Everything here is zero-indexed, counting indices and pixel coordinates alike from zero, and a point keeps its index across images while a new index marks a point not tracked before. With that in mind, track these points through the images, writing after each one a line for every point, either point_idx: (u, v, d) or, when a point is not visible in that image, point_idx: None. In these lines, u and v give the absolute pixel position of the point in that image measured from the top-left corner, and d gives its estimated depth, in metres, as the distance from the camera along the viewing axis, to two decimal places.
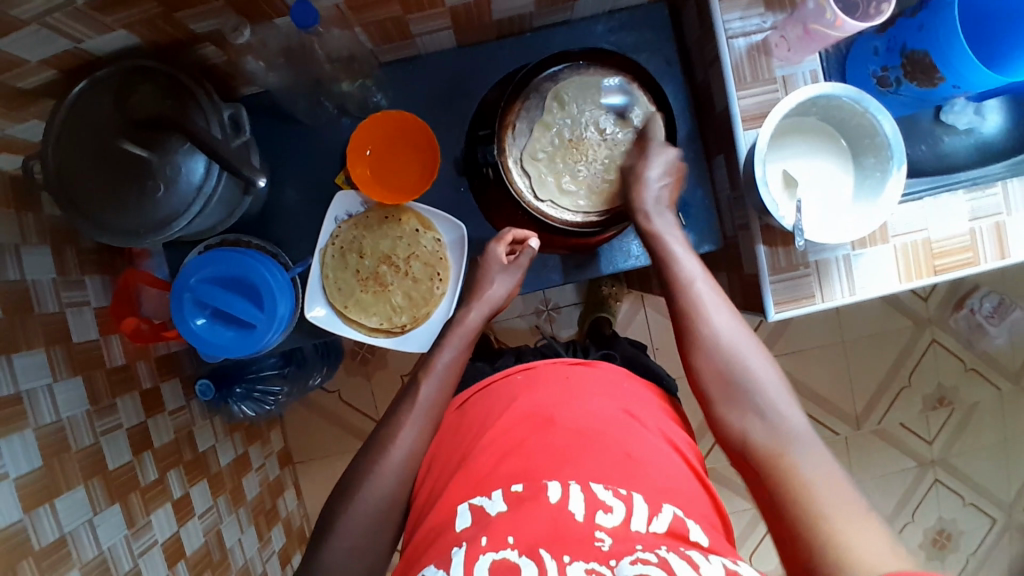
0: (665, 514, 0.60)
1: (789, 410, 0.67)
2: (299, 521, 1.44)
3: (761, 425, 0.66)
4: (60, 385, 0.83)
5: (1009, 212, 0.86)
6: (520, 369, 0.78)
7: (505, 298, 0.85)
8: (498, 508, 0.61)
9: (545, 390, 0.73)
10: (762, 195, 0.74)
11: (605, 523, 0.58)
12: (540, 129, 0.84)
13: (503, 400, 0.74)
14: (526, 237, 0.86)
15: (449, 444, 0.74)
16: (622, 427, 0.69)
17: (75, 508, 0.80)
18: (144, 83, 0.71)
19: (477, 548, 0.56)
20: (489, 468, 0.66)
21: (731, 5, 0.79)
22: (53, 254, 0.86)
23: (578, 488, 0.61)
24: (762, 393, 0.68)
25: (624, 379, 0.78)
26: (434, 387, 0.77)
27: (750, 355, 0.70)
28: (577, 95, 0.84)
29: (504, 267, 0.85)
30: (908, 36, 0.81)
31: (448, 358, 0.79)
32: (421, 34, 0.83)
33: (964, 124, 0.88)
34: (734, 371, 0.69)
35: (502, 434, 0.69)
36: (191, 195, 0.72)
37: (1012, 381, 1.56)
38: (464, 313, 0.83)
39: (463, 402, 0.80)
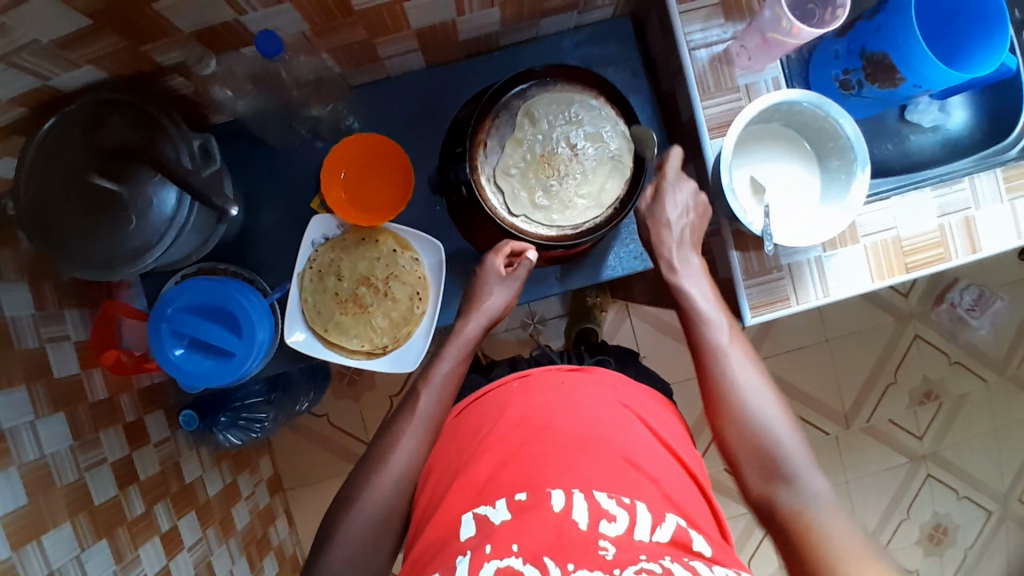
0: (668, 523, 0.60)
1: (814, 481, 0.67)
2: (292, 548, 1.42)
3: (790, 493, 0.67)
4: (42, 421, 0.82)
5: (977, 207, 0.87)
6: (517, 376, 0.77)
7: (502, 310, 0.85)
8: (502, 516, 0.60)
9: (544, 399, 0.72)
10: (730, 202, 0.75)
11: (609, 532, 0.57)
12: (511, 145, 0.85)
13: (500, 408, 0.73)
14: (524, 250, 0.85)
15: (448, 452, 0.73)
16: (626, 434, 0.69)
17: (62, 545, 0.79)
18: (112, 116, 0.71)
19: (481, 557, 0.55)
20: (489, 477, 0.65)
21: (692, 17, 0.81)
22: (32, 290, 0.86)
23: (580, 496, 0.60)
24: (788, 455, 0.69)
25: (622, 384, 0.77)
26: (433, 397, 0.77)
27: (777, 427, 0.71)
28: (548, 111, 0.85)
29: (501, 279, 0.84)
30: (868, 38, 0.83)
31: (447, 368, 0.80)
32: (390, 56, 0.84)
33: (929, 122, 0.91)
34: (767, 447, 0.70)
35: (503, 441, 0.68)
36: (164, 225, 0.72)
37: (997, 372, 1.57)
38: (462, 324, 0.83)
39: (461, 409, 0.79)
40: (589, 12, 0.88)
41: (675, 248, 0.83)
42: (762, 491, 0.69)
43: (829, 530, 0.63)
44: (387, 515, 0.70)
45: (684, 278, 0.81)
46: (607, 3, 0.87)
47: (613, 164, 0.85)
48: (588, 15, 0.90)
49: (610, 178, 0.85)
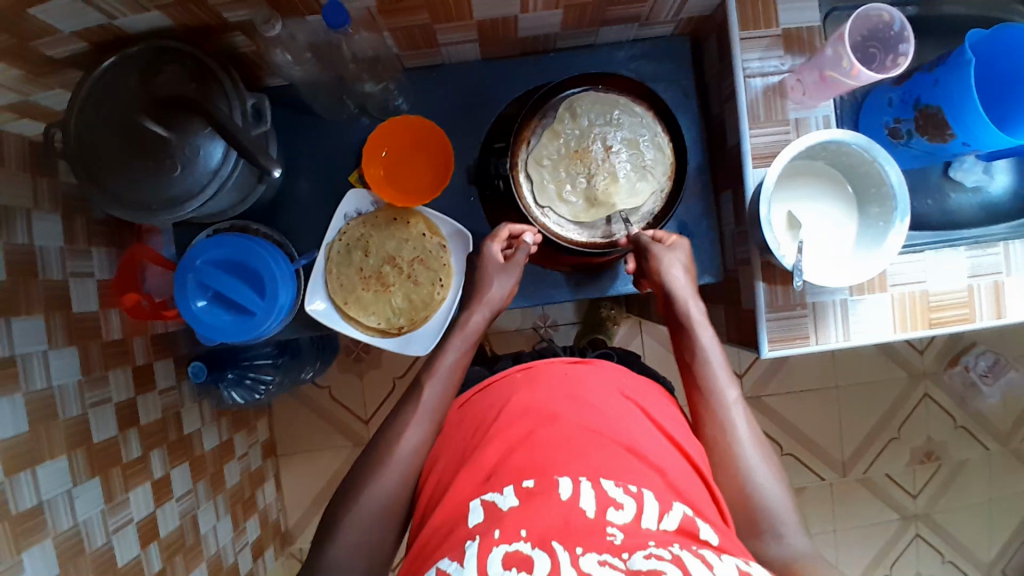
0: (675, 512, 0.60)
1: (798, 536, 0.68)
2: (276, 514, 1.43)
3: (776, 544, 0.67)
4: (55, 353, 0.83)
5: (1008, 273, 0.86)
6: (521, 368, 0.77)
7: (504, 298, 0.84)
8: (509, 502, 0.60)
9: (547, 386, 0.73)
10: (766, 233, 0.75)
11: (616, 520, 0.58)
12: (548, 137, 0.85)
13: (505, 396, 0.74)
14: (522, 232, 0.85)
15: (455, 442, 0.74)
16: (625, 424, 0.69)
17: (55, 477, 0.80)
18: (171, 64, 0.72)
19: (490, 541, 0.56)
20: (496, 463, 0.65)
21: (752, 45, 0.81)
22: (63, 223, 0.87)
23: (588, 484, 0.61)
24: (776, 508, 0.69)
25: (624, 376, 0.77)
26: (437, 389, 0.77)
27: (768, 482, 0.71)
28: (590, 109, 0.85)
29: (502, 267, 0.84)
30: (924, 90, 0.83)
31: (451, 359, 0.79)
32: (447, 44, 0.85)
33: (971, 182, 0.90)
34: (758, 500, 0.69)
35: (509, 429, 0.69)
36: (207, 177, 0.73)
37: (1001, 443, 1.56)
38: (466, 316, 0.82)
39: (466, 400, 0.79)
40: (650, 27, 0.88)
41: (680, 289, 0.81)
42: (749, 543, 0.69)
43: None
44: (380, 493, 0.70)
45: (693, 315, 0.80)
46: (669, 21, 0.87)
47: (643, 172, 0.85)
48: (648, 30, 0.90)
49: (637, 187, 0.85)
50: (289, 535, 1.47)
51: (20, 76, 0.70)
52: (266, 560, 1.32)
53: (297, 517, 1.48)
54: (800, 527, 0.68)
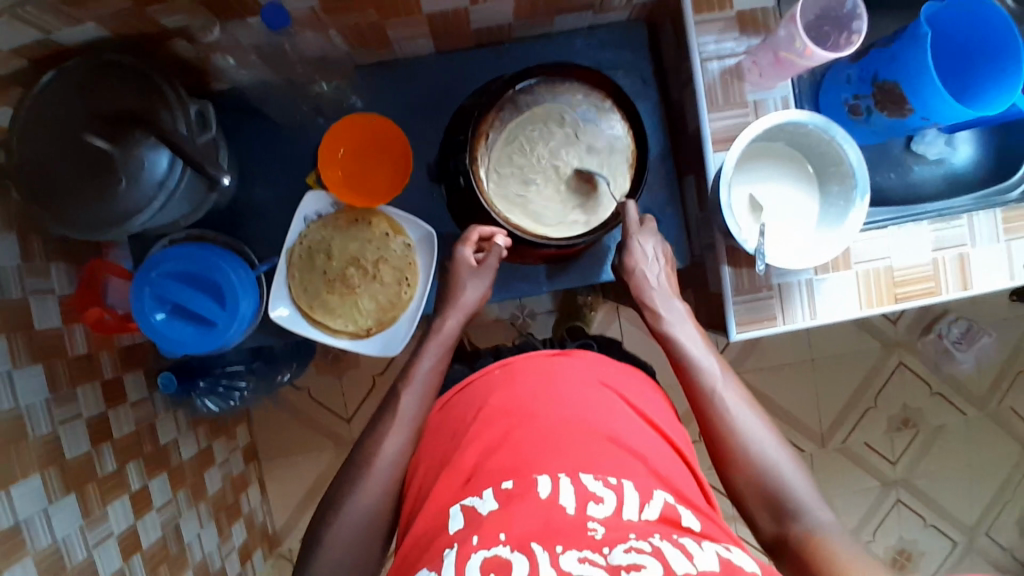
0: (655, 501, 0.60)
1: (819, 507, 0.67)
2: (262, 518, 1.43)
3: (797, 524, 0.66)
4: (19, 372, 0.81)
5: (972, 245, 0.87)
6: (499, 365, 0.76)
7: (477, 303, 0.84)
8: (489, 506, 0.59)
9: (524, 381, 0.72)
10: (726, 218, 0.74)
11: (597, 514, 0.58)
12: (509, 137, 0.84)
13: (482, 396, 0.73)
14: (492, 235, 0.83)
15: (435, 445, 0.73)
16: (604, 411, 0.69)
17: (30, 496, 0.79)
18: (114, 78, 0.70)
19: (469, 548, 0.55)
20: (475, 466, 0.65)
21: (707, 27, 0.80)
22: (20, 243, 0.85)
23: (567, 481, 0.60)
24: (791, 487, 0.68)
25: (609, 369, 0.76)
26: (414, 398, 0.76)
27: (778, 459, 0.70)
28: (550, 110, 0.84)
29: (474, 270, 0.83)
30: (881, 65, 0.83)
31: (428, 365, 0.79)
32: (399, 39, 0.83)
33: (934, 155, 0.91)
34: (769, 480, 0.69)
35: (488, 431, 0.68)
36: (153, 189, 0.70)
37: (977, 407, 1.59)
38: (441, 322, 0.82)
39: (446, 402, 0.78)
40: (604, 14, 0.87)
41: (660, 296, 0.84)
42: (772, 526, 0.68)
43: (844, 556, 0.62)
44: (351, 498, 0.70)
45: (672, 319, 0.82)
46: (623, 7, 0.86)
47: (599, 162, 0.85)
48: (603, 16, 0.88)
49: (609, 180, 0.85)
50: (277, 537, 1.47)
51: None
52: (254, 565, 1.33)
53: (285, 519, 1.48)
54: (819, 499, 0.67)
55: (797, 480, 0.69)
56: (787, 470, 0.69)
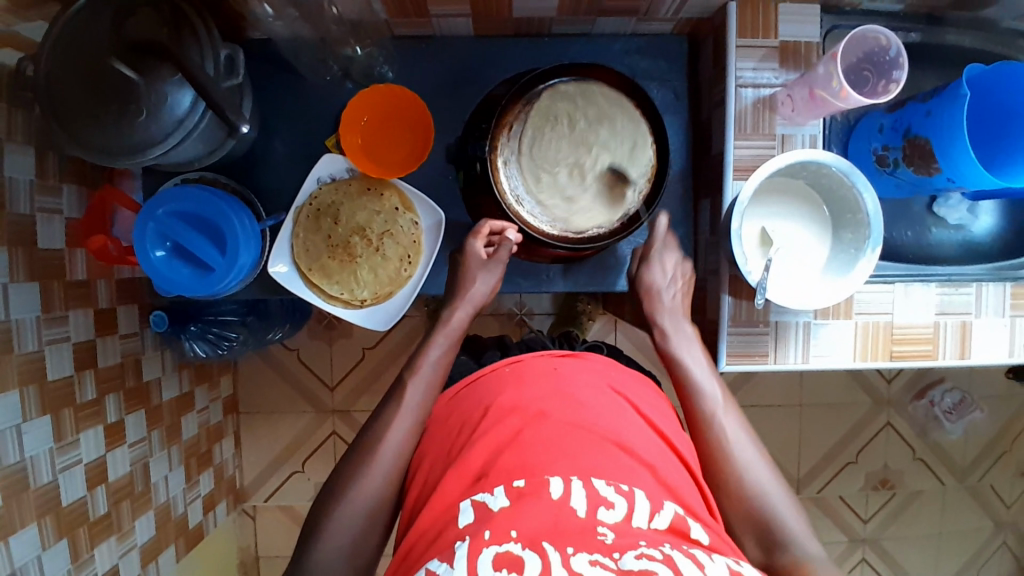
0: (666, 511, 0.59)
1: (809, 541, 0.67)
2: (231, 471, 1.44)
3: (786, 554, 0.66)
4: (15, 287, 0.82)
5: (977, 314, 0.86)
6: (509, 362, 0.75)
7: (487, 296, 0.85)
8: (500, 503, 0.58)
9: (534, 380, 0.70)
10: (733, 247, 0.74)
11: (607, 519, 0.56)
12: (562, 126, 0.83)
13: (491, 392, 0.70)
14: (504, 229, 0.85)
15: (441, 439, 0.71)
16: (613, 416, 0.67)
17: (6, 411, 0.80)
18: (145, 7, 0.69)
19: (480, 542, 0.54)
20: (485, 464, 0.62)
21: (746, 53, 0.79)
22: (36, 157, 0.85)
23: (579, 483, 0.58)
24: (785, 519, 0.68)
25: (612, 370, 0.75)
26: (420, 389, 0.76)
27: (772, 491, 0.70)
28: (612, 134, 0.84)
29: (484, 264, 0.85)
30: (916, 119, 0.82)
31: (435, 356, 0.79)
32: (439, 15, 0.83)
33: (954, 219, 0.90)
34: (760, 505, 0.69)
35: (498, 428, 0.65)
36: (172, 126, 0.71)
37: (957, 478, 1.58)
38: (449, 314, 0.82)
39: (452, 394, 0.76)
40: (647, 22, 0.86)
41: (669, 311, 0.84)
42: (761, 552, 0.68)
43: None
44: None
45: (681, 342, 0.82)
46: (668, 19, 0.85)
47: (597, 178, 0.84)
48: (646, 25, 0.88)
49: (575, 208, 0.84)
50: (244, 492, 1.48)
51: None
52: (215, 516, 1.34)
53: (254, 476, 1.49)
54: (810, 534, 0.68)
55: (790, 513, 0.69)
56: (781, 503, 0.69)
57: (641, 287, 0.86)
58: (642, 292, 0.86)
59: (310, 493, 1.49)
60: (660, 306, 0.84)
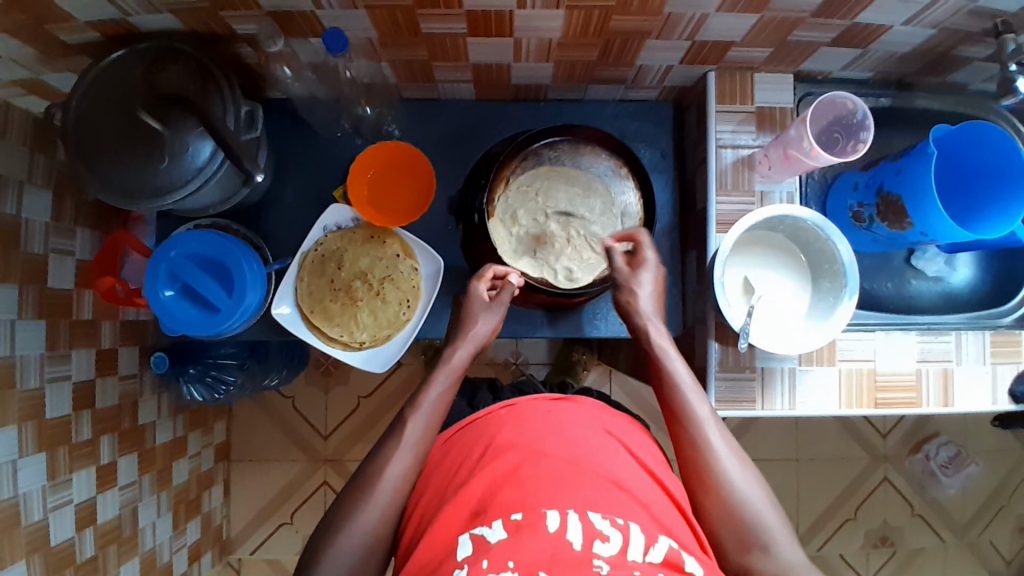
0: (660, 545, 0.60)
1: (789, 545, 0.67)
2: (219, 520, 1.42)
3: (767, 559, 0.66)
4: (23, 323, 0.85)
5: (957, 362, 0.89)
6: (504, 405, 0.77)
7: (488, 336, 0.86)
8: (498, 536, 0.59)
9: (532, 419, 0.73)
10: (717, 294, 0.77)
11: (603, 551, 0.57)
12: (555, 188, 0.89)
13: (490, 432, 0.72)
14: (507, 273, 0.87)
15: (440, 473, 0.73)
16: (608, 455, 0.69)
17: (3, 447, 0.81)
18: (177, 64, 0.76)
19: (479, 572, 0.56)
20: (483, 499, 0.64)
21: (726, 118, 0.86)
22: (54, 200, 0.90)
23: (575, 517, 0.60)
24: (766, 523, 0.68)
25: (605, 413, 0.78)
26: (420, 425, 0.76)
27: (754, 494, 0.70)
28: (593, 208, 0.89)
29: (486, 305, 0.86)
30: (887, 178, 0.88)
31: (435, 394, 0.79)
32: (443, 80, 0.89)
33: (932, 271, 0.95)
34: (743, 510, 0.68)
35: (496, 464, 0.67)
36: (191, 173, 0.75)
37: (957, 535, 1.55)
38: (450, 352, 0.83)
39: (449, 435, 0.79)
40: (636, 89, 0.93)
41: (647, 313, 0.84)
42: (741, 560, 0.67)
43: None
44: None
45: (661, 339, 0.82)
46: (654, 86, 0.92)
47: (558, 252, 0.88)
48: (635, 92, 0.95)
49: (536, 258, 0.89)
50: (230, 542, 1.45)
51: (35, 56, 0.75)
52: (201, 566, 1.32)
53: (242, 526, 1.47)
54: (791, 537, 0.67)
55: (770, 514, 0.68)
56: (761, 506, 0.69)
57: (622, 285, 0.86)
58: (624, 291, 0.86)
59: (299, 544, 1.47)
60: (639, 307, 0.84)
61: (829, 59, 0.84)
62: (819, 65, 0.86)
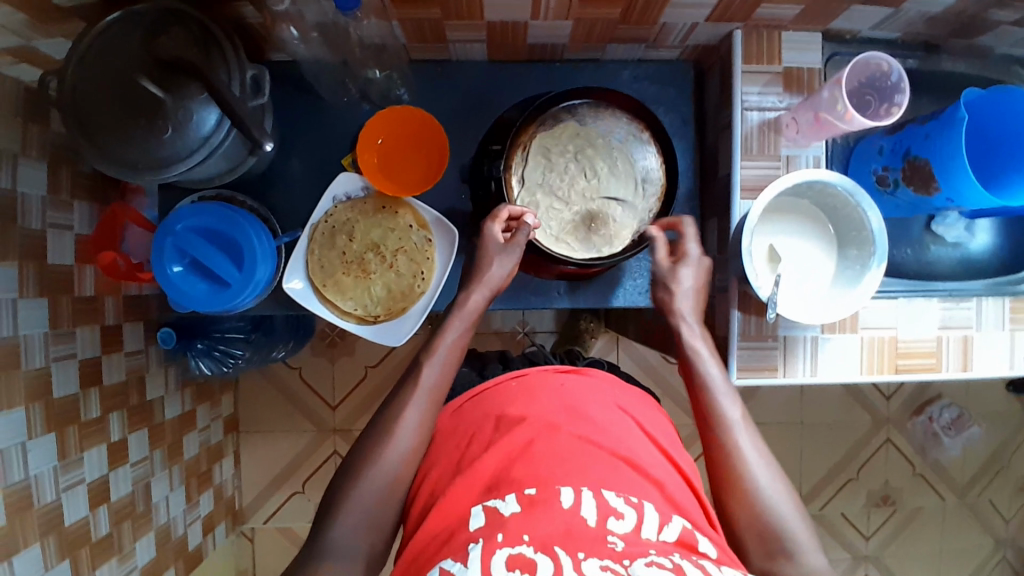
0: (674, 524, 0.60)
1: (818, 557, 0.66)
2: (231, 491, 1.42)
3: (792, 568, 0.66)
4: (24, 301, 0.82)
5: (977, 328, 0.89)
6: (515, 377, 0.75)
7: (505, 279, 0.82)
8: (512, 509, 0.59)
9: (543, 392, 0.71)
10: (745, 263, 0.75)
11: (616, 529, 0.57)
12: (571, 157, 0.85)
13: (501, 404, 0.71)
14: (522, 214, 0.82)
15: (449, 448, 0.71)
16: (622, 433, 0.68)
17: (12, 428, 0.79)
18: (177, 27, 0.72)
19: (492, 545, 0.55)
20: (497, 473, 0.63)
21: (752, 79, 0.83)
22: (49, 172, 0.86)
23: (589, 494, 0.59)
24: (795, 533, 0.67)
25: (618, 390, 0.76)
26: (436, 370, 0.75)
27: (784, 506, 0.69)
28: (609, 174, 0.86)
29: (502, 248, 0.81)
30: (915, 142, 0.84)
31: (452, 339, 0.77)
32: (456, 40, 0.85)
33: (952, 237, 0.93)
34: (773, 524, 0.67)
35: (507, 437, 0.66)
36: (197, 143, 0.72)
37: (956, 495, 1.59)
38: (465, 296, 0.80)
39: (458, 405, 0.76)
40: (656, 50, 0.89)
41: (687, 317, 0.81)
42: (767, 569, 0.67)
43: None
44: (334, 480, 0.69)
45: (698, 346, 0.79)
46: (676, 46, 0.88)
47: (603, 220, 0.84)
48: (655, 52, 0.91)
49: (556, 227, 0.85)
50: (243, 512, 1.46)
51: (25, 21, 0.71)
52: (215, 537, 1.33)
53: (253, 496, 1.48)
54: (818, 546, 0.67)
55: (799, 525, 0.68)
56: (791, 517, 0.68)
57: (663, 288, 0.82)
58: (665, 296, 0.82)
59: (311, 513, 1.48)
60: (679, 310, 0.81)
61: (861, 16, 0.80)
62: (849, 23, 0.82)
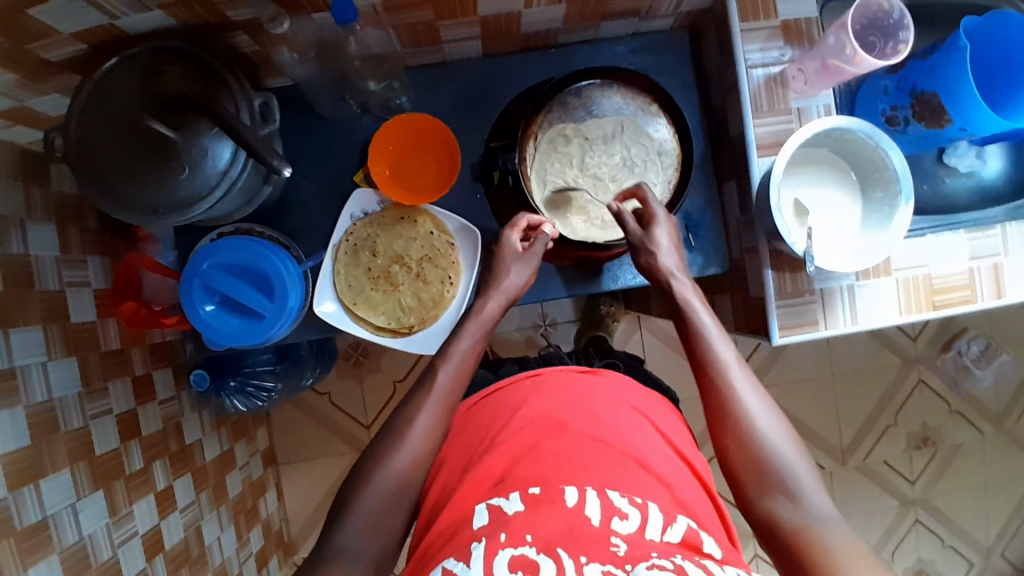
0: (679, 524, 0.60)
1: (815, 493, 0.65)
2: (279, 524, 1.42)
3: (789, 505, 0.64)
4: (54, 363, 0.81)
5: (1006, 254, 0.88)
6: (530, 375, 0.76)
7: (521, 288, 0.82)
8: (515, 508, 0.60)
9: (557, 394, 0.72)
10: (777, 220, 0.76)
11: (620, 529, 0.57)
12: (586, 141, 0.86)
13: (512, 404, 0.72)
14: (540, 224, 0.85)
15: (459, 445, 0.73)
16: (631, 429, 0.69)
17: (59, 491, 0.79)
18: (175, 64, 0.71)
19: (495, 545, 0.56)
20: (503, 472, 0.65)
21: (752, 36, 0.82)
22: (58, 231, 0.86)
23: (593, 494, 0.60)
24: (792, 469, 0.66)
25: (632, 389, 0.77)
26: (449, 374, 0.75)
27: (783, 443, 0.68)
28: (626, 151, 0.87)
29: (519, 255, 0.82)
30: (919, 76, 0.85)
31: (466, 345, 0.77)
32: (450, 40, 0.85)
33: (965, 167, 0.91)
34: (770, 459, 0.67)
35: (514, 439, 0.68)
36: (215, 179, 0.72)
37: (994, 425, 1.59)
38: (482, 303, 0.81)
39: (471, 404, 0.78)
40: (649, 21, 0.89)
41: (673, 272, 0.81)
42: (766, 503, 0.65)
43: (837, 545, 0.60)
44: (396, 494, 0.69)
45: (684, 290, 0.79)
46: (669, 15, 0.88)
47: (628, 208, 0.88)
48: (648, 24, 0.90)
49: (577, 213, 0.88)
50: (292, 544, 1.46)
51: (19, 82, 0.70)
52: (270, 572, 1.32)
53: (300, 526, 1.47)
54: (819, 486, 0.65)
55: (796, 463, 0.67)
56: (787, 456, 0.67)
57: (642, 249, 0.82)
58: (644, 256, 0.82)
59: None
60: (664, 267, 0.81)
61: None
62: None
